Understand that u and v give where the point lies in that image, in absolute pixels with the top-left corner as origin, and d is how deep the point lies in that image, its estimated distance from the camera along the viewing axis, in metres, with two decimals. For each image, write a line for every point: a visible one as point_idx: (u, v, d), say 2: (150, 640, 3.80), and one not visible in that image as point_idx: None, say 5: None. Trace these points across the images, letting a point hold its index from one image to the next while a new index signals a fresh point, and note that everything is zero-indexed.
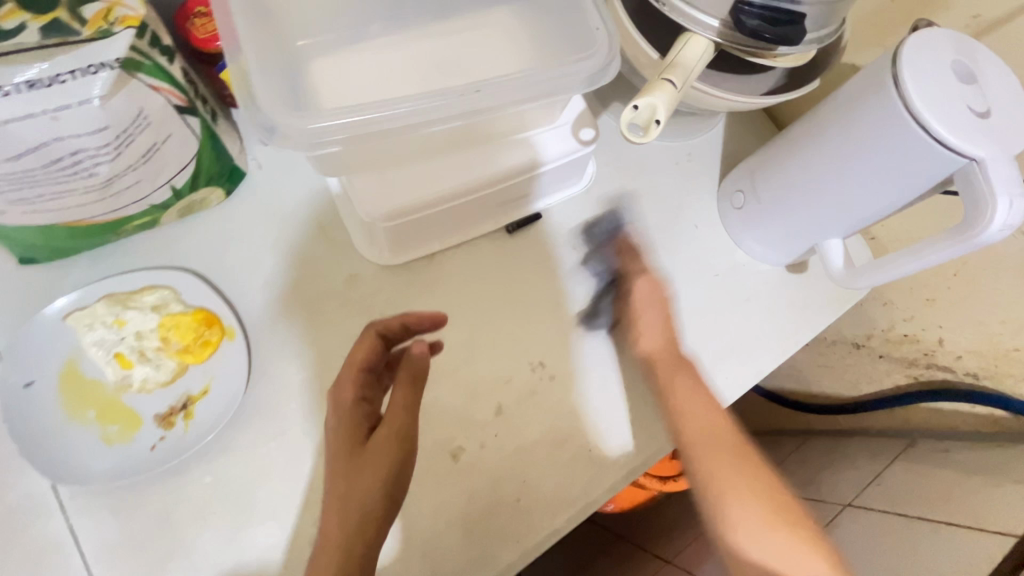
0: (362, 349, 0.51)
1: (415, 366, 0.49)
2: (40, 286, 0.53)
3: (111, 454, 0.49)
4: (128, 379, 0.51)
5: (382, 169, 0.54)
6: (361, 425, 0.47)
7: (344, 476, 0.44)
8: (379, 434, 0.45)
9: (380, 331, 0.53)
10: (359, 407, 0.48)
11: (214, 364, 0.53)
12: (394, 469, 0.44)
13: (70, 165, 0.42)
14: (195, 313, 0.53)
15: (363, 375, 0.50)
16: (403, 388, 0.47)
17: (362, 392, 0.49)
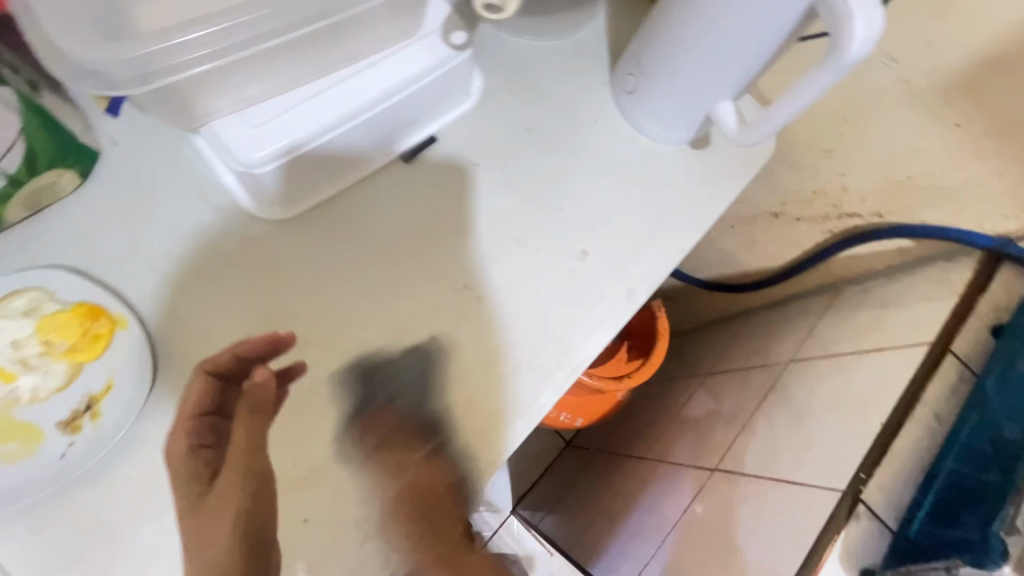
0: (190, 398, 0.49)
1: (257, 402, 0.51)
2: None
3: (17, 472, 0.45)
4: (15, 392, 0.47)
5: (245, 106, 0.51)
6: (203, 472, 0.48)
7: (201, 520, 0.47)
8: (227, 475, 0.48)
9: (210, 372, 0.51)
10: (196, 456, 0.48)
11: (111, 357, 0.49)
12: (247, 504, 0.48)
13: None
14: (77, 308, 0.49)
15: (199, 420, 0.49)
16: (253, 421, 0.50)
17: (199, 437, 0.48)
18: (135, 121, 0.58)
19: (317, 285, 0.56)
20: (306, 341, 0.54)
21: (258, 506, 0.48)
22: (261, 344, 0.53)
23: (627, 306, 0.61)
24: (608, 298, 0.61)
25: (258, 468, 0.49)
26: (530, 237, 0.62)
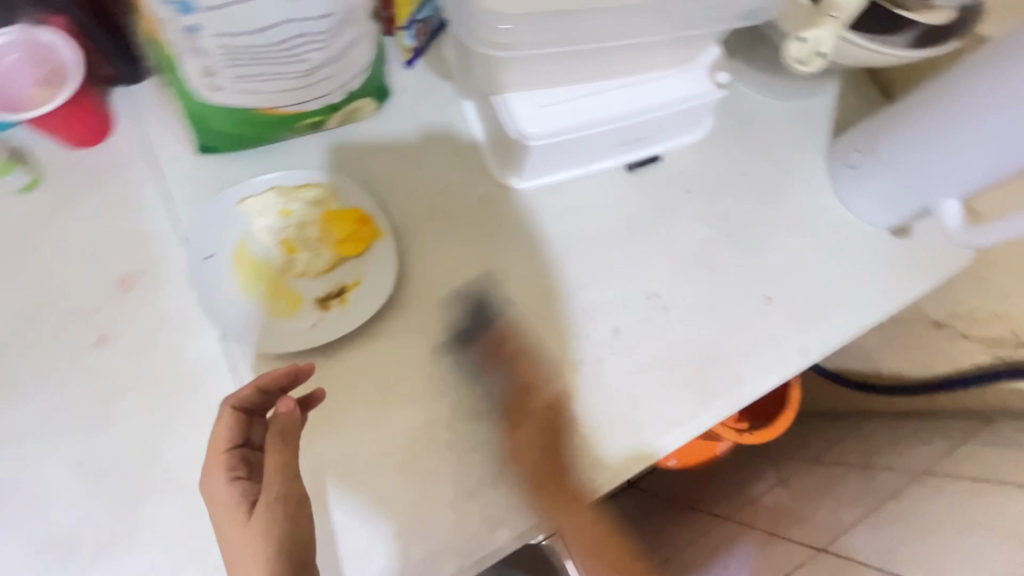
0: (219, 430, 0.46)
1: (278, 429, 0.43)
2: (214, 172, 0.58)
3: (278, 326, 0.54)
4: (291, 263, 0.56)
5: (537, 87, 0.58)
6: (239, 506, 0.44)
7: (241, 557, 0.42)
8: (259, 507, 0.43)
9: (236, 403, 0.47)
10: (231, 489, 0.45)
11: (365, 258, 0.57)
12: (288, 523, 0.42)
13: (288, 48, 0.47)
14: (350, 211, 0.58)
15: (232, 456, 0.46)
16: (274, 451, 0.43)
17: (233, 470, 0.45)
18: (423, 75, 0.67)
19: (532, 253, 0.63)
20: (511, 299, 0.61)
21: (299, 523, 0.43)
22: (278, 375, 0.47)
23: (798, 360, 0.64)
24: (783, 348, 0.64)
25: (295, 493, 0.43)
26: (723, 270, 0.66)
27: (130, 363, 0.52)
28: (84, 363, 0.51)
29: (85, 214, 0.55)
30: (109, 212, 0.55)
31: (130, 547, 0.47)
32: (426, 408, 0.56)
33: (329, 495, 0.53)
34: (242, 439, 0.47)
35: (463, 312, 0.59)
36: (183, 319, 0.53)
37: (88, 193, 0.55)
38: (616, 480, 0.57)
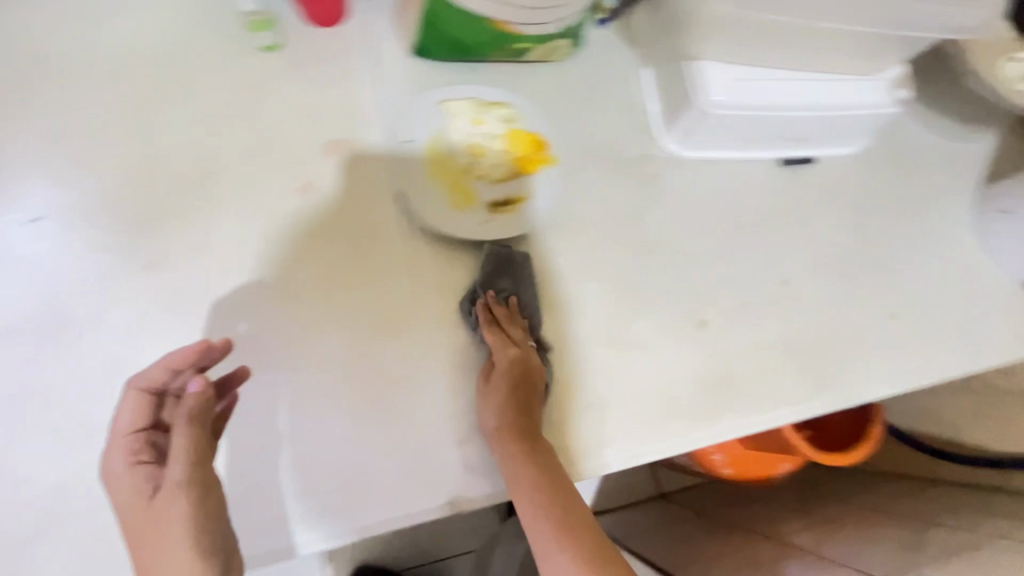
0: (124, 413, 0.45)
1: (189, 412, 0.42)
2: (422, 73, 0.64)
3: (453, 215, 0.59)
4: (474, 166, 0.61)
5: (738, 63, 0.62)
6: (140, 486, 0.41)
7: (142, 542, 0.39)
8: (163, 488, 0.41)
9: (142, 384, 0.45)
10: (133, 475, 0.42)
11: (536, 178, 0.62)
12: (197, 507, 0.40)
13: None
14: (532, 136, 0.63)
15: (139, 439, 0.44)
16: (184, 429, 0.41)
17: (138, 456, 0.43)
18: (613, 34, 0.71)
19: (680, 215, 0.66)
20: (655, 250, 0.64)
21: (213, 513, 0.41)
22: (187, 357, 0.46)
23: (910, 379, 0.66)
24: (897, 364, 0.66)
25: (206, 476, 0.41)
26: (854, 278, 0.68)
27: (323, 217, 0.58)
28: (285, 205, 0.57)
29: (310, 82, 0.61)
30: (329, 85, 0.62)
31: (295, 364, 0.54)
32: (563, 322, 0.59)
33: (464, 374, 0.56)
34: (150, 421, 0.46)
35: (610, 249, 0.63)
36: (373, 190, 0.59)
37: (315, 65, 0.62)
38: (722, 438, 0.59)
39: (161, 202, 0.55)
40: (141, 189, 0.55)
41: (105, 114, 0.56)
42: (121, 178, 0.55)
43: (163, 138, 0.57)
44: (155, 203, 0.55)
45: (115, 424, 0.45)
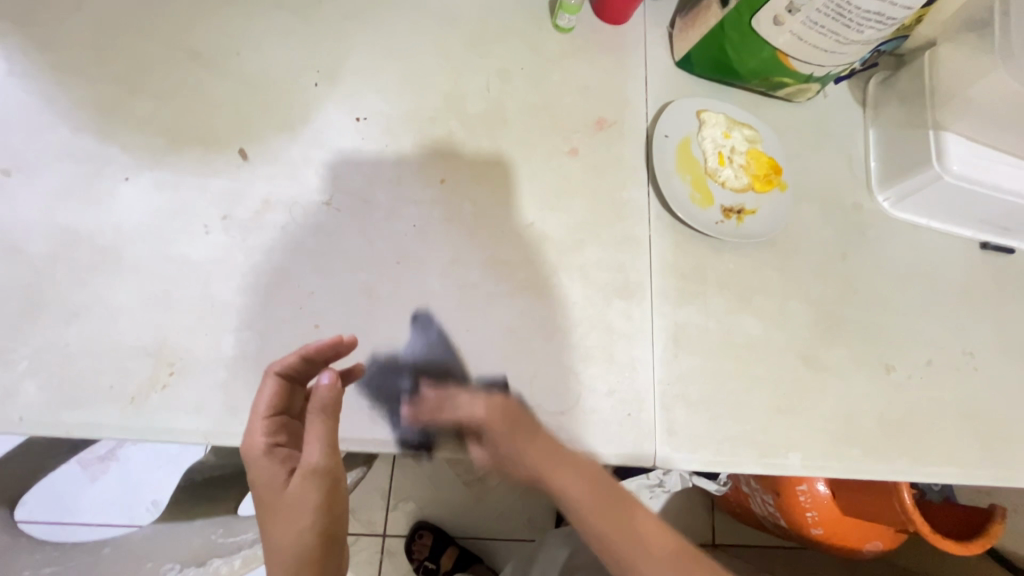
0: (264, 394, 0.49)
1: (325, 405, 0.46)
2: (682, 82, 0.71)
3: (692, 209, 0.65)
4: (717, 172, 0.67)
5: (973, 141, 0.66)
6: (278, 474, 0.46)
7: (270, 518, 0.45)
8: (300, 469, 0.45)
9: (280, 370, 0.49)
10: (271, 459, 0.46)
11: (766, 197, 0.68)
12: (325, 494, 0.45)
13: (863, 17, 0.57)
14: (770, 160, 0.70)
15: (273, 421, 0.48)
16: (324, 418, 0.46)
17: (272, 438, 0.47)
18: (845, 93, 0.78)
19: (881, 266, 0.71)
20: (855, 290, 0.69)
21: (336, 493, 0.46)
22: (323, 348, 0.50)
23: None
24: None
25: (333, 467, 0.46)
26: None
27: (579, 179, 0.65)
28: (554, 161, 0.65)
29: (594, 65, 0.70)
30: (607, 71, 0.70)
31: (535, 297, 0.59)
32: (765, 328, 0.64)
33: (676, 347, 0.61)
34: (282, 406, 0.49)
35: (815, 277, 0.68)
36: (626, 168, 0.66)
37: (598, 51, 0.70)
38: (892, 477, 0.62)
39: (455, 132, 0.64)
40: (441, 118, 0.64)
41: (426, 53, 0.66)
42: (428, 103, 0.64)
43: (466, 82, 0.66)
44: (449, 131, 0.64)
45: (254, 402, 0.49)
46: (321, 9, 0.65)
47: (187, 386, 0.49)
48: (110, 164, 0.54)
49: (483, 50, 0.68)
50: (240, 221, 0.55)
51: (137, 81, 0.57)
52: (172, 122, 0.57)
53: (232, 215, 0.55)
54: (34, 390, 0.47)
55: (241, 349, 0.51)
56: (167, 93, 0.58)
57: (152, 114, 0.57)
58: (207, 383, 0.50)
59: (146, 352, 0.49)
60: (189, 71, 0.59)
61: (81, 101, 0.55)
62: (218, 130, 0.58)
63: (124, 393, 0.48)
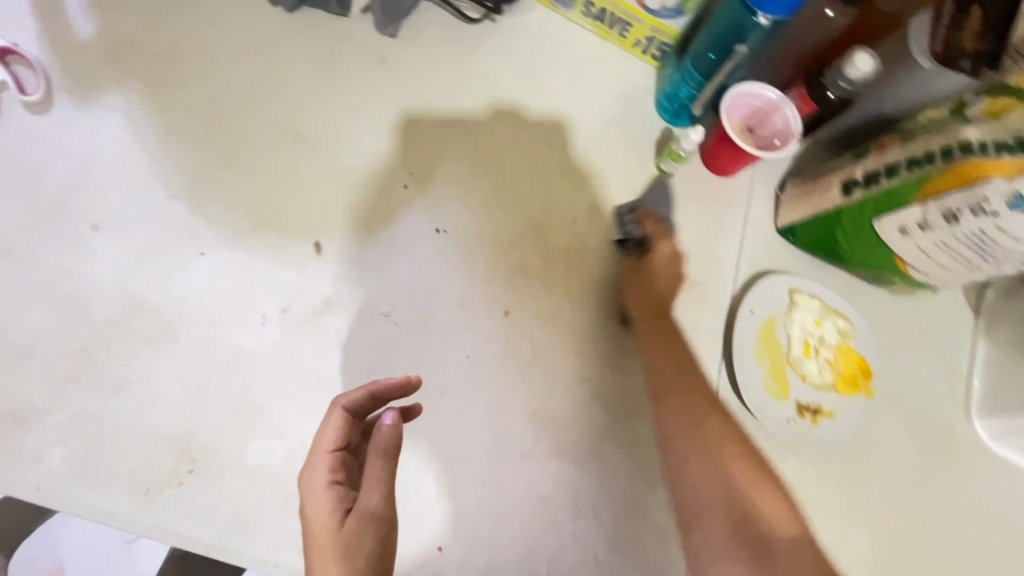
0: (328, 425, 0.45)
1: (386, 446, 0.43)
2: (778, 252, 0.67)
3: (763, 400, 0.60)
4: (799, 363, 0.62)
5: None
6: (334, 514, 0.42)
7: (318, 561, 0.41)
8: (357, 513, 0.42)
9: (347, 403, 0.46)
10: (330, 497, 0.43)
11: (848, 401, 0.62)
12: (378, 544, 0.41)
13: (1007, 256, 0.50)
14: (861, 359, 0.63)
15: (335, 457, 0.45)
16: (386, 461, 0.43)
17: (332, 475, 0.44)
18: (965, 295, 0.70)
19: (965, 508, 0.62)
20: (925, 528, 0.61)
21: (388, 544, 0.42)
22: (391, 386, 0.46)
23: None
24: None
25: (387, 515, 0.42)
26: None
27: (647, 338, 0.61)
28: (626, 314, 0.61)
29: (688, 217, 0.67)
30: (699, 227, 0.66)
31: (573, 462, 0.55)
32: None
33: None
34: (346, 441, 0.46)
35: (884, 505, 0.61)
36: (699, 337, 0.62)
37: (694, 203, 0.67)
38: None
39: (530, 262, 0.62)
40: (520, 244, 0.62)
41: (520, 173, 0.65)
42: (511, 227, 0.62)
43: (554, 212, 0.64)
44: (525, 260, 0.62)
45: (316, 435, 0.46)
46: (427, 110, 0.65)
47: (204, 490, 0.48)
48: (189, 236, 0.54)
49: (577, 182, 0.66)
50: (296, 319, 0.54)
51: (238, 156, 0.58)
52: (260, 203, 0.57)
53: (290, 310, 0.54)
54: (59, 462, 0.47)
55: (265, 459, 0.50)
56: (261, 173, 0.58)
57: (242, 192, 0.57)
58: (224, 490, 0.49)
59: (174, 443, 0.49)
60: (287, 154, 0.59)
61: (181, 167, 0.56)
62: (300, 218, 0.58)
63: (143, 484, 0.48)
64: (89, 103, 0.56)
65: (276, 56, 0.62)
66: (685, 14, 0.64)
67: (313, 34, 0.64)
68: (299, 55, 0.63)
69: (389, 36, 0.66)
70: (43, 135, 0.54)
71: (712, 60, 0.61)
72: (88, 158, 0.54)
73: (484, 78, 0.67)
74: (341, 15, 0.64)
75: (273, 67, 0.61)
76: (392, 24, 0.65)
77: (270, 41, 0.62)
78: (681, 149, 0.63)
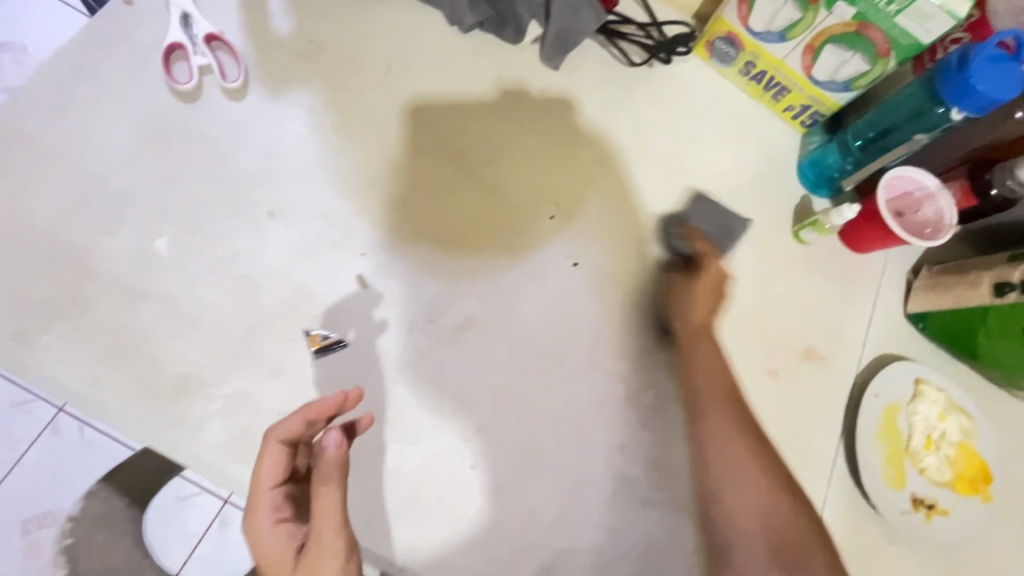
0: (264, 465, 0.44)
1: (336, 472, 0.42)
2: (905, 338, 0.66)
3: (881, 487, 0.58)
4: (919, 455, 0.60)
5: None
6: (285, 554, 0.42)
7: None
8: (313, 551, 0.41)
9: (278, 436, 0.44)
10: (279, 536, 0.43)
11: (965, 502, 0.60)
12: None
13: None
14: (982, 462, 0.61)
15: (279, 493, 0.44)
16: (336, 487, 0.42)
17: (279, 512, 0.44)
18: None
19: None
20: None
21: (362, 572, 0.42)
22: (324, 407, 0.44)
23: None
24: None
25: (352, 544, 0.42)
26: None
27: (767, 404, 0.61)
28: (748, 377, 0.61)
29: (818, 289, 0.67)
30: (829, 300, 0.66)
31: (687, 517, 0.55)
32: None
33: None
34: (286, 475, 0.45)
35: None
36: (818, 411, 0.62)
37: (825, 275, 0.67)
38: None
39: (661, 309, 0.62)
40: (653, 290, 0.63)
41: (658, 219, 0.65)
42: (646, 271, 0.63)
43: (688, 263, 0.65)
44: (656, 306, 0.62)
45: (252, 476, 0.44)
46: (578, 145, 0.66)
47: None
48: (354, 236, 0.57)
49: (714, 235, 0.66)
50: (441, 331, 0.56)
51: (403, 165, 0.60)
52: (418, 214, 0.59)
53: (436, 320, 0.56)
54: (219, 433, 0.49)
55: (401, 463, 0.51)
56: (422, 184, 0.60)
57: (403, 201, 0.59)
58: (361, 486, 0.50)
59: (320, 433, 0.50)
60: (447, 169, 0.61)
61: (352, 168, 0.59)
62: (452, 233, 0.59)
63: None
64: (279, 96, 0.59)
65: (446, 75, 0.64)
66: (853, 90, 0.63)
67: (482, 58, 0.66)
68: (466, 76, 0.65)
69: (553, 68, 0.67)
70: (234, 120, 0.57)
71: (861, 146, 0.63)
72: (272, 147, 0.57)
73: (634, 121, 0.69)
74: (511, 42, 0.66)
75: (442, 84, 0.64)
76: (557, 57, 0.66)
77: (442, 59, 0.65)
78: (829, 223, 0.64)
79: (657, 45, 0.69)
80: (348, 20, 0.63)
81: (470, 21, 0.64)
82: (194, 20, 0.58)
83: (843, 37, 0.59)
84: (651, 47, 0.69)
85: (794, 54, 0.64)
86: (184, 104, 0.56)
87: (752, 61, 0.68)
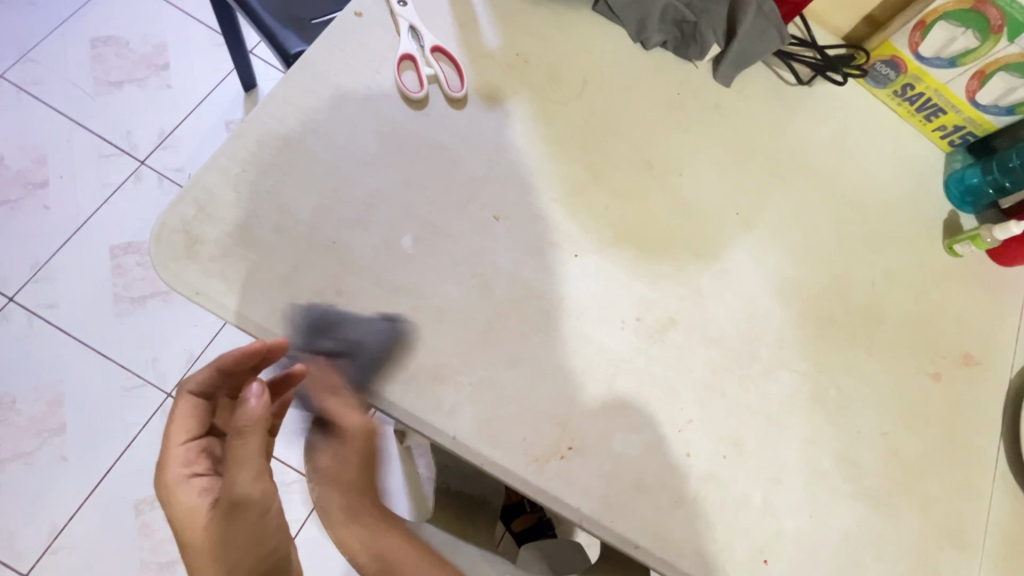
0: (180, 410, 0.58)
1: (249, 421, 0.50)
2: None
3: None
4: None
5: None
6: (200, 501, 0.54)
7: (212, 543, 0.51)
8: (225, 494, 0.51)
9: (190, 390, 0.58)
10: (195, 486, 0.55)
11: None
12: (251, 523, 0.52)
13: None
14: None
15: (195, 446, 0.58)
16: (257, 434, 0.51)
17: (189, 471, 0.56)
18: None
19: None
20: None
21: (253, 527, 0.52)
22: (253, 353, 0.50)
23: None
24: None
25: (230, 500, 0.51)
26: None
27: (935, 404, 0.65)
28: (916, 377, 0.66)
29: (974, 297, 0.70)
30: (984, 307, 0.70)
31: (874, 507, 0.60)
32: None
33: None
34: (198, 431, 0.59)
35: None
36: (981, 411, 0.66)
37: (980, 284, 0.71)
38: None
39: (834, 313, 0.67)
40: (826, 295, 0.67)
41: (824, 228, 0.70)
42: (819, 278, 0.68)
43: (855, 271, 0.69)
44: (829, 310, 0.67)
45: (168, 429, 0.58)
46: (750, 156, 0.71)
47: (580, 464, 0.54)
48: (568, 239, 0.61)
49: (876, 246, 0.71)
50: (649, 328, 0.60)
51: (603, 172, 0.65)
52: (619, 218, 0.64)
53: (643, 318, 0.60)
54: (471, 415, 0.53)
55: (629, 449, 0.55)
56: (619, 192, 0.65)
57: (605, 205, 0.64)
58: (596, 469, 0.54)
59: (558, 419, 0.55)
60: (641, 178, 0.66)
61: (560, 175, 0.63)
62: (650, 238, 0.64)
63: (533, 449, 0.54)
64: (493, 105, 0.63)
65: (633, 89, 0.69)
66: (1015, 114, 0.68)
67: (663, 73, 0.71)
68: (650, 90, 0.70)
69: (725, 85, 0.72)
70: (459, 127, 0.61)
71: (1013, 168, 0.69)
72: (493, 154, 0.61)
73: (798, 136, 0.73)
74: (690, 60, 0.71)
75: (630, 97, 0.69)
76: (729, 76, 0.71)
77: (627, 72, 0.69)
78: (990, 237, 0.69)
79: (822, 63, 0.73)
80: (546, 36, 0.67)
81: (656, 40, 0.69)
82: (420, 33, 0.62)
83: (1018, 66, 0.64)
84: (819, 66, 0.73)
85: (960, 78, 0.68)
86: (416, 112, 0.61)
87: (911, 83, 0.72)
